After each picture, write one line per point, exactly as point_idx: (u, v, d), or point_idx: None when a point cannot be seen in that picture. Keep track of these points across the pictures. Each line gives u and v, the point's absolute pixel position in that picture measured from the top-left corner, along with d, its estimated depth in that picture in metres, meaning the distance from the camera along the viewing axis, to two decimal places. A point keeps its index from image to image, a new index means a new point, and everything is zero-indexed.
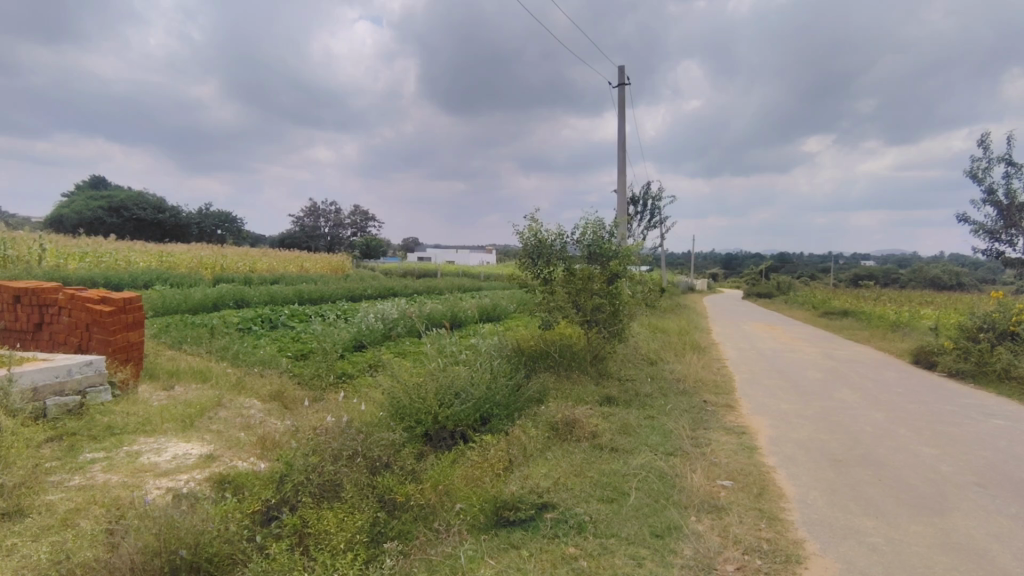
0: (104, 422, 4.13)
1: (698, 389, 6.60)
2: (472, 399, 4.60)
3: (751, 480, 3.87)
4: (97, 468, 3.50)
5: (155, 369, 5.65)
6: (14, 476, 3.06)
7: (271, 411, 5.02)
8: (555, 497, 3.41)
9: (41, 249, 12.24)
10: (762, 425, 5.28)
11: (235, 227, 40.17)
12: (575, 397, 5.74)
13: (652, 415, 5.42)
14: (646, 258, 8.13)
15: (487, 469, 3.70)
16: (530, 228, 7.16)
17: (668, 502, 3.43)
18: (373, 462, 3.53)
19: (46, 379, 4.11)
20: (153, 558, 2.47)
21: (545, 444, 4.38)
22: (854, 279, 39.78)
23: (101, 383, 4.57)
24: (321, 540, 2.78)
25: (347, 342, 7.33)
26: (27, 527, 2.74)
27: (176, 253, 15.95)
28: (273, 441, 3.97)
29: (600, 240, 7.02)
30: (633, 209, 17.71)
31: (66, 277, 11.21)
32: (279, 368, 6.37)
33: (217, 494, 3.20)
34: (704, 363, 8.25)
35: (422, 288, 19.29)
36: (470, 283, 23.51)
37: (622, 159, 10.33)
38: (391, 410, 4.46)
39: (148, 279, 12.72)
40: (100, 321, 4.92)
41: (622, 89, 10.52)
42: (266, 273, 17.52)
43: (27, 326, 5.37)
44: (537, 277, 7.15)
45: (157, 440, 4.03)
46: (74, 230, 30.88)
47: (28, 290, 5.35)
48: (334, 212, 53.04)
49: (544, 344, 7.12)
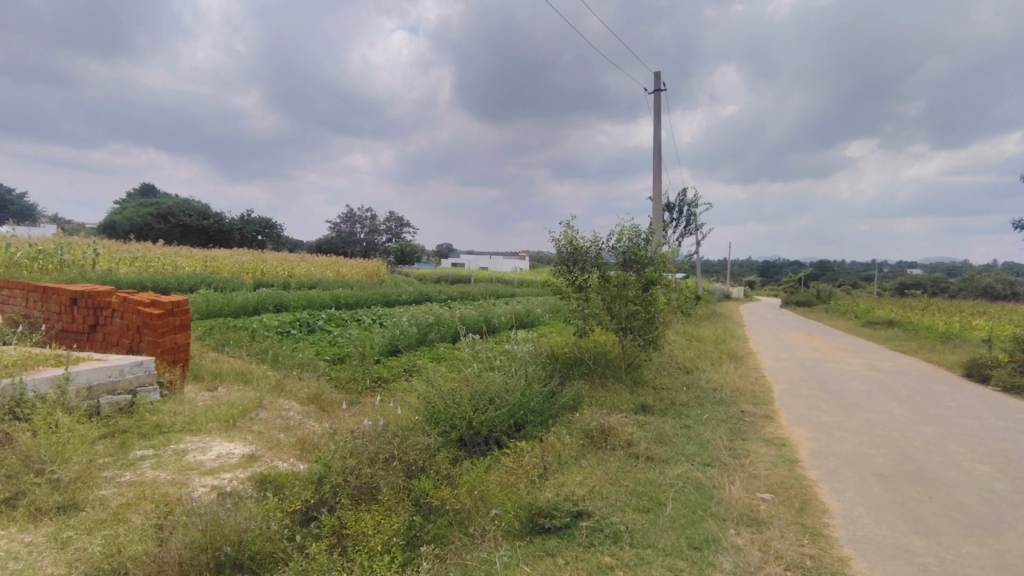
0: (153, 421, 4.29)
1: (736, 399, 6.47)
2: (506, 405, 4.62)
3: (792, 494, 3.78)
4: (146, 465, 3.64)
5: (200, 370, 5.85)
6: (70, 471, 3.21)
7: (309, 413, 5.14)
8: (591, 505, 3.40)
9: (94, 254, 12.76)
10: (803, 437, 5.15)
11: (274, 232, 41.10)
12: (610, 405, 5.71)
13: (688, 424, 5.34)
14: (682, 266, 8.03)
15: (522, 476, 3.70)
16: (565, 235, 7.18)
17: (706, 514, 3.38)
18: (409, 466, 3.58)
19: (100, 377, 4.30)
20: (199, 553, 2.54)
21: (580, 451, 4.36)
22: (900, 288, 38.44)
23: (151, 383, 4.74)
24: (358, 542, 2.83)
25: (382, 346, 7.44)
26: (82, 521, 2.86)
27: (220, 258, 16.49)
28: (312, 443, 4.07)
29: (636, 247, 7.00)
30: (668, 216, 17.52)
31: (117, 281, 11.70)
32: (316, 371, 6.50)
33: (259, 493, 3.28)
34: (741, 372, 8.08)
35: (456, 293, 19.44)
36: (502, 289, 23.59)
37: (657, 164, 10.27)
38: (426, 414, 4.48)
39: (193, 283, 13.14)
40: (149, 323, 5.12)
41: (658, 95, 10.47)
42: (305, 278, 17.90)
43: (82, 327, 5.62)
44: (572, 284, 7.18)
45: (202, 439, 4.17)
46: (125, 235, 32.28)
47: (84, 292, 5.60)
48: (370, 218, 54.07)
49: (578, 351, 7.09)
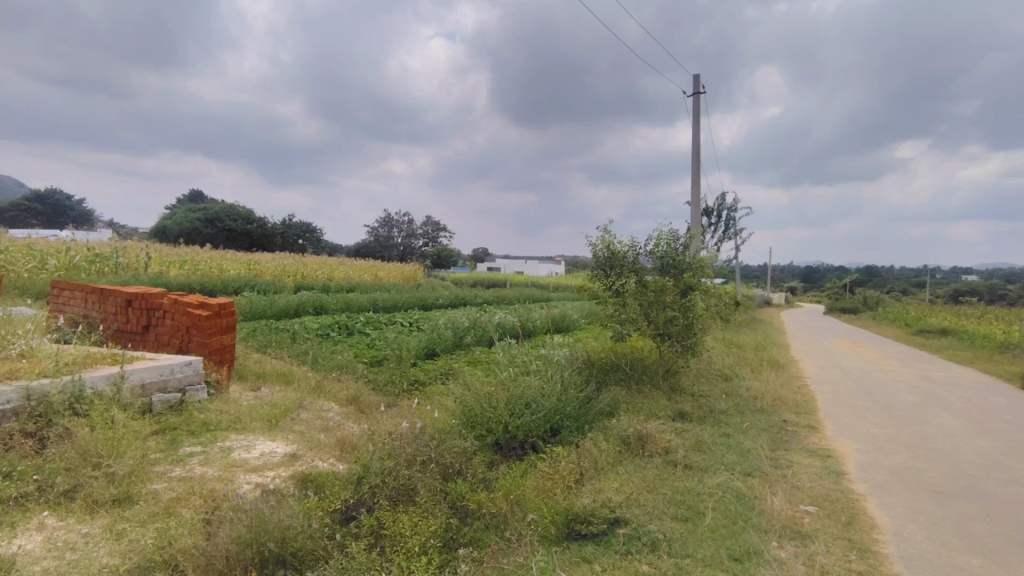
0: (201, 419, 4.45)
1: (778, 408, 6.30)
2: (542, 410, 4.62)
3: (838, 508, 3.66)
4: (195, 461, 3.77)
5: (245, 371, 6.03)
6: (125, 465, 3.36)
7: (348, 414, 5.24)
8: (628, 513, 3.37)
9: (147, 257, 13.31)
10: (849, 449, 4.98)
11: (314, 236, 42.05)
12: (647, 412, 5.64)
13: (727, 432, 5.23)
14: (721, 271, 7.90)
15: (559, 481, 3.68)
16: (603, 239, 7.14)
17: (747, 524, 3.31)
18: (446, 469, 3.62)
19: (151, 376, 4.48)
20: (245, 548, 2.61)
21: (616, 458, 4.33)
22: (953, 295, 36.78)
23: (199, 382, 4.90)
24: (396, 543, 2.87)
25: (419, 350, 7.53)
26: (136, 514, 2.98)
27: (264, 262, 16.98)
28: (351, 444, 4.15)
29: (674, 252, 6.93)
30: (706, 221, 17.22)
31: (167, 283, 12.18)
32: (355, 373, 6.62)
33: (301, 492, 3.36)
34: (783, 381, 7.85)
35: (492, 297, 19.51)
36: (538, 294, 23.58)
37: (696, 167, 10.12)
38: (463, 418, 4.52)
39: (238, 286, 13.56)
40: (198, 325, 5.30)
41: (697, 98, 10.33)
42: (344, 281, 18.27)
43: (136, 327, 5.86)
44: (609, 289, 7.13)
45: (247, 438, 4.30)
46: (175, 240, 33.59)
47: (138, 294, 5.85)
48: (407, 223, 54.88)
49: (615, 356, 7.04)
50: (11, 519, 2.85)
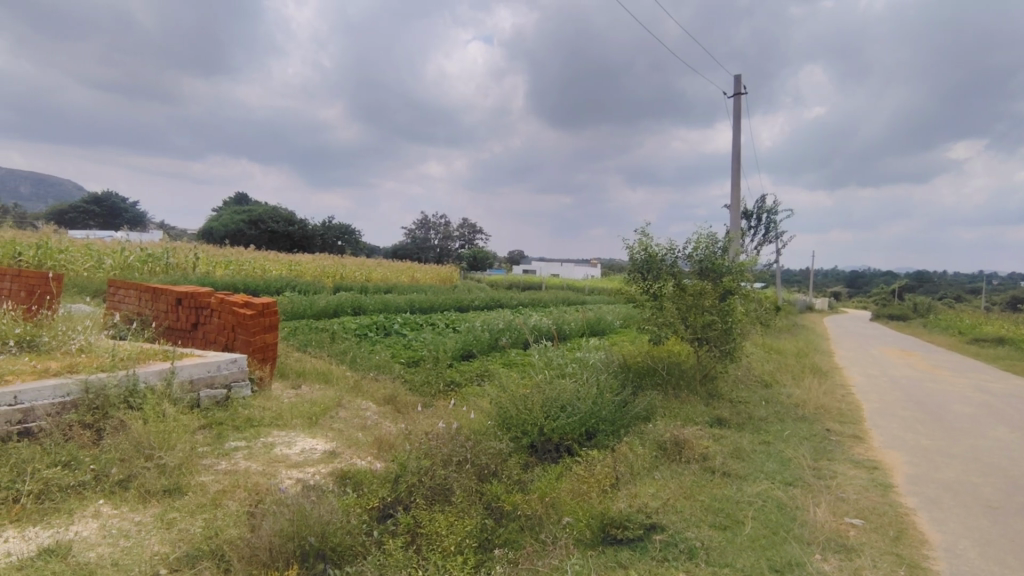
0: (245, 414, 4.59)
1: (821, 417, 6.12)
2: (577, 413, 4.60)
3: (885, 521, 3.54)
4: (239, 455, 3.90)
5: (286, 369, 6.20)
6: (175, 457, 3.49)
7: (386, 413, 5.33)
8: (664, 519, 3.33)
9: (195, 258, 13.81)
10: (898, 460, 4.81)
11: (353, 237, 42.86)
12: (684, 417, 5.56)
13: (768, 440, 5.11)
14: (762, 275, 7.73)
15: (594, 485, 3.66)
16: (640, 242, 7.08)
17: (789, 535, 3.23)
18: (481, 470, 3.65)
19: (199, 372, 4.64)
20: (287, 541, 2.66)
21: (652, 463, 4.28)
22: (1011, 302, 35.00)
23: (243, 379, 5.05)
24: (432, 542, 2.90)
25: (455, 351, 7.60)
26: (185, 504, 3.10)
27: (305, 262, 17.41)
28: (388, 443, 4.22)
29: (713, 255, 6.82)
30: (746, 224, 16.87)
31: (214, 283, 12.61)
32: (392, 373, 6.73)
33: (340, 488, 3.43)
34: (827, 389, 7.62)
35: (527, 299, 19.52)
36: (574, 296, 23.48)
37: (736, 169, 9.94)
38: (498, 419, 4.54)
39: (280, 286, 13.94)
40: (243, 323, 5.48)
41: (738, 98, 10.15)
42: (382, 282, 18.58)
43: (185, 325, 6.09)
44: (646, 292, 7.06)
45: (288, 434, 4.42)
46: (221, 241, 34.74)
47: (187, 293, 6.07)
48: (443, 225, 55.46)
49: (651, 361, 6.96)
50: (69, 506, 3.00)
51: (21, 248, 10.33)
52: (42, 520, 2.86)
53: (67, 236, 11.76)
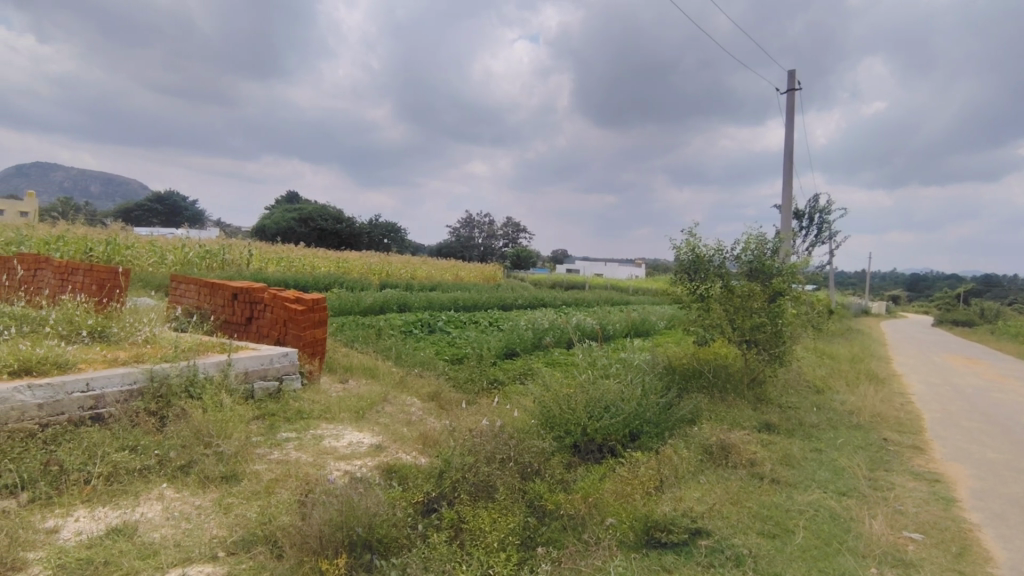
0: (296, 406, 4.74)
1: (877, 425, 5.88)
2: (621, 414, 4.56)
3: (946, 536, 3.38)
4: (290, 445, 4.04)
5: (334, 363, 6.37)
6: (231, 446, 3.65)
7: (430, 410, 5.42)
8: (710, 524, 3.27)
9: (249, 255, 14.33)
10: (961, 473, 4.57)
11: (398, 236, 43.63)
12: (731, 421, 5.44)
13: (819, 448, 4.95)
14: (814, 276, 7.47)
15: (638, 486, 3.62)
16: (687, 242, 6.95)
17: (842, 547, 3.12)
18: (524, 468, 3.67)
19: (254, 364, 4.82)
20: (337, 531, 2.72)
21: (698, 467, 4.20)
22: None
23: (294, 372, 5.21)
24: (476, 537, 2.93)
25: (498, 350, 7.64)
26: (240, 491, 3.24)
27: (352, 260, 17.83)
28: (432, 439, 4.28)
29: (763, 256, 6.64)
30: (797, 224, 16.34)
31: (266, 279, 13.06)
32: (436, 370, 6.83)
33: (386, 481, 3.50)
34: (884, 396, 7.29)
35: (570, 299, 19.44)
36: (618, 296, 23.24)
37: (788, 167, 9.64)
38: (542, 418, 4.56)
39: (329, 282, 14.33)
40: (294, 318, 5.66)
41: (792, 94, 9.83)
42: (426, 280, 18.84)
43: (240, 319, 6.32)
44: (693, 293, 6.94)
45: (336, 427, 4.55)
46: (273, 238, 35.94)
47: (242, 288, 6.30)
48: (487, 223, 55.83)
49: (697, 363, 6.83)
50: (135, 489, 3.17)
51: (92, 244, 10.97)
52: (111, 500, 3.03)
53: (132, 233, 12.42)
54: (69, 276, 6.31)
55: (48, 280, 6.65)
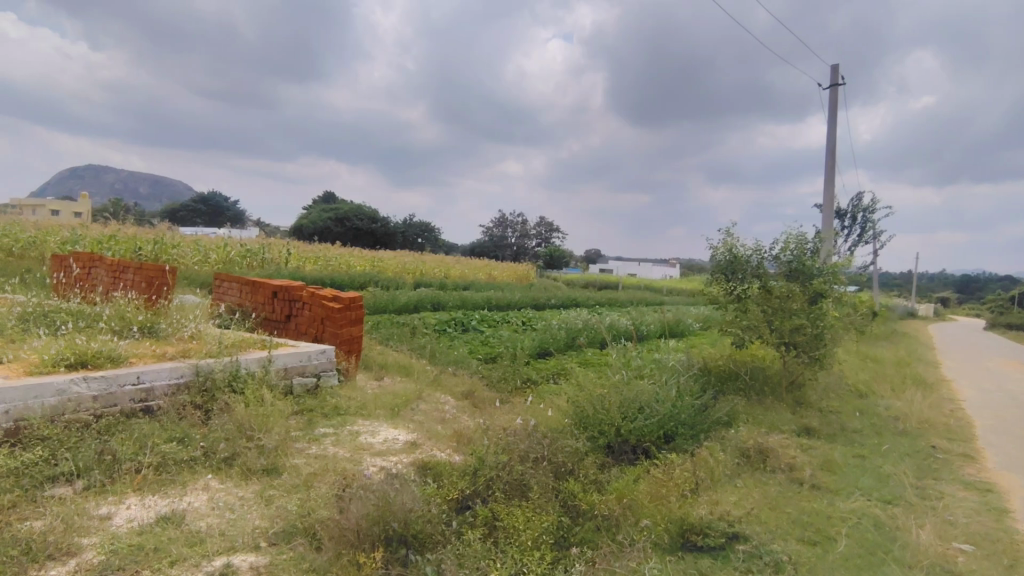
0: (333, 403, 4.84)
1: (924, 432, 5.67)
2: (655, 415, 4.51)
3: (999, 549, 3.24)
4: (328, 441, 4.12)
5: (370, 361, 6.48)
6: (272, 440, 3.75)
7: (464, 408, 5.46)
8: (748, 529, 3.22)
9: (288, 254, 14.68)
10: (1015, 483, 4.37)
11: (432, 236, 44.05)
12: (769, 425, 5.32)
13: (862, 454, 4.80)
14: (857, 277, 7.24)
15: (673, 488, 3.58)
16: (724, 242, 6.84)
17: (887, 557, 3.02)
18: (558, 467, 3.67)
19: (293, 361, 4.94)
20: (373, 525, 2.77)
21: (734, 471, 4.13)
22: None
23: (332, 369, 5.32)
24: (510, 536, 2.95)
25: (532, 349, 7.64)
26: (281, 484, 3.33)
27: (387, 259, 18.08)
28: (466, 437, 4.31)
29: (804, 256, 6.48)
30: (839, 224, 15.87)
31: (304, 277, 13.36)
32: (470, 368, 6.87)
33: (421, 478, 3.55)
34: (932, 402, 7.02)
35: (604, 299, 19.31)
36: (652, 297, 22.97)
37: (830, 165, 9.38)
38: (575, 418, 4.55)
39: (364, 281, 14.56)
40: (332, 316, 5.78)
41: (835, 90, 9.55)
42: (459, 279, 18.97)
43: (279, 317, 6.48)
44: (730, 294, 6.81)
45: (372, 424, 4.62)
46: (310, 237, 36.73)
47: (282, 287, 6.46)
48: (520, 223, 55.89)
49: (734, 365, 6.71)
50: (182, 479, 3.29)
51: (140, 243, 11.40)
52: (160, 489, 3.16)
53: (178, 232, 12.86)
54: (120, 274, 6.58)
55: (101, 277, 6.94)
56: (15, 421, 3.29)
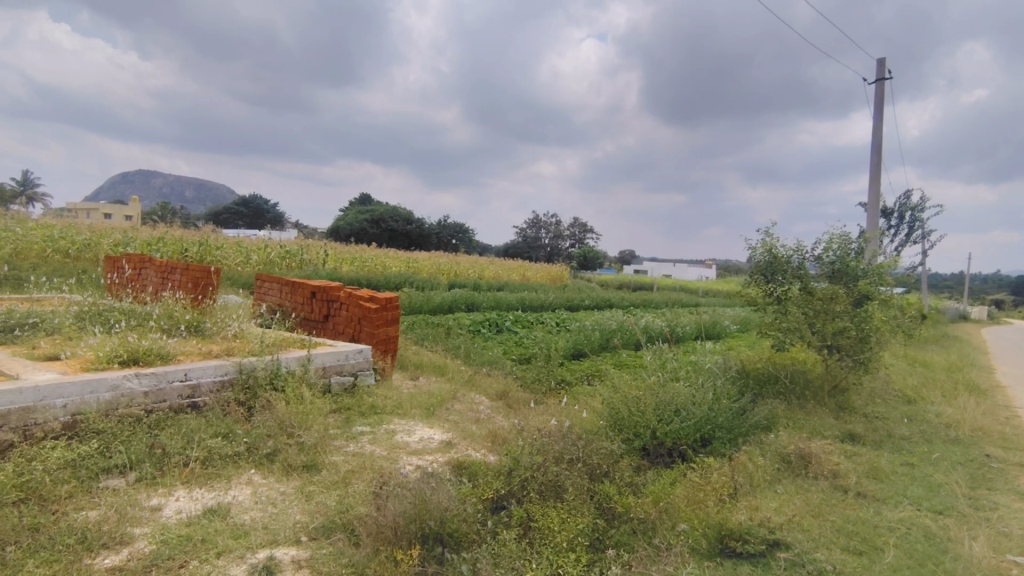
0: (370, 402, 4.92)
1: (977, 440, 5.42)
2: (692, 418, 4.44)
3: None
4: (365, 439, 4.19)
5: (406, 361, 6.56)
6: (312, 437, 3.83)
7: (499, 408, 5.47)
8: (789, 536, 3.14)
9: (325, 255, 14.98)
10: None
11: (466, 237, 44.34)
12: (810, 430, 5.18)
13: (910, 462, 4.63)
14: (905, 278, 6.99)
15: (711, 492, 3.52)
16: (764, 242, 6.69)
17: (938, 569, 2.90)
18: (593, 469, 3.65)
19: (331, 360, 5.04)
20: (410, 523, 2.80)
21: (775, 476, 4.03)
22: None
23: (368, 368, 5.41)
24: (545, 537, 2.94)
25: (566, 350, 7.61)
26: (321, 480, 3.40)
27: (422, 260, 18.28)
28: (501, 438, 4.33)
29: (847, 256, 6.29)
30: (886, 223, 15.33)
31: (341, 278, 13.60)
32: (504, 369, 6.89)
33: (456, 477, 3.57)
34: (987, 410, 6.71)
35: (639, 300, 19.10)
36: (689, 299, 22.61)
37: (876, 162, 9.07)
38: (610, 420, 4.52)
39: (400, 281, 14.76)
40: (369, 316, 5.88)
41: (881, 84, 9.24)
42: (493, 280, 19.05)
43: (318, 316, 6.62)
44: (769, 295, 6.66)
45: (408, 423, 4.68)
46: (347, 239, 37.42)
47: (320, 287, 6.59)
48: (553, 224, 55.77)
49: (773, 368, 6.56)
50: (227, 473, 3.39)
51: (187, 245, 11.81)
52: (206, 483, 3.26)
53: (222, 234, 13.26)
54: (168, 275, 6.83)
55: (150, 278, 7.22)
56: (72, 415, 3.44)
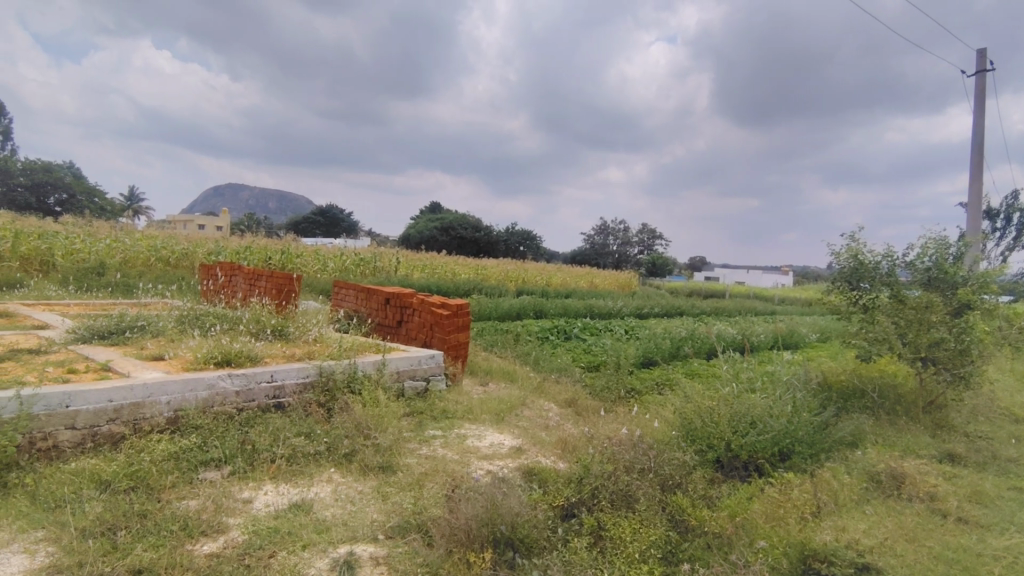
0: (441, 406, 5.03)
1: None
2: (770, 432, 4.25)
3: None
4: (437, 443, 4.29)
5: (475, 367, 6.66)
6: (387, 438, 3.96)
7: (568, 416, 5.45)
8: (880, 560, 2.95)
9: (397, 261, 15.45)
10: None
11: (533, 244, 44.50)
12: (901, 448, 4.85)
13: (1019, 486, 4.23)
14: (1011, 286, 6.41)
15: (792, 510, 3.36)
16: (849, 248, 6.34)
17: None
18: (665, 480, 3.57)
19: (404, 365, 5.19)
20: (483, 526, 2.84)
21: (863, 496, 3.80)
22: None
23: (440, 373, 5.53)
24: (617, 546, 2.91)
25: (636, 358, 7.47)
26: (397, 481, 3.51)
27: (490, 267, 18.49)
28: (571, 445, 4.31)
29: (944, 262, 5.86)
30: (989, 226, 14.15)
31: (412, 285, 13.98)
32: (573, 376, 6.87)
33: (527, 483, 3.59)
34: None
35: (712, 308, 18.49)
36: (766, 307, 21.66)
37: (976, 161, 8.40)
38: (683, 431, 4.41)
39: (468, 288, 14.99)
40: (440, 323, 6.02)
41: (982, 77, 8.56)
42: (561, 287, 19.00)
43: (391, 322, 6.84)
44: (855, 304, 6.30)
45: (478, 428, 4.75)
46: (417, 246, 38.43)
47: (394, 294, 6.81)
48: (622, 230, 55.05)
49: (859, 381, 6.19)
50: (310, 471, 3.57)
51: (271, 253, 12.51)
52: (292, 479, 3.44)
53: (302, 243, 13.96)
54: (255, 281, 7.25)
55: (239, 284, 7.70)
56: (174, 411, 3.72)
